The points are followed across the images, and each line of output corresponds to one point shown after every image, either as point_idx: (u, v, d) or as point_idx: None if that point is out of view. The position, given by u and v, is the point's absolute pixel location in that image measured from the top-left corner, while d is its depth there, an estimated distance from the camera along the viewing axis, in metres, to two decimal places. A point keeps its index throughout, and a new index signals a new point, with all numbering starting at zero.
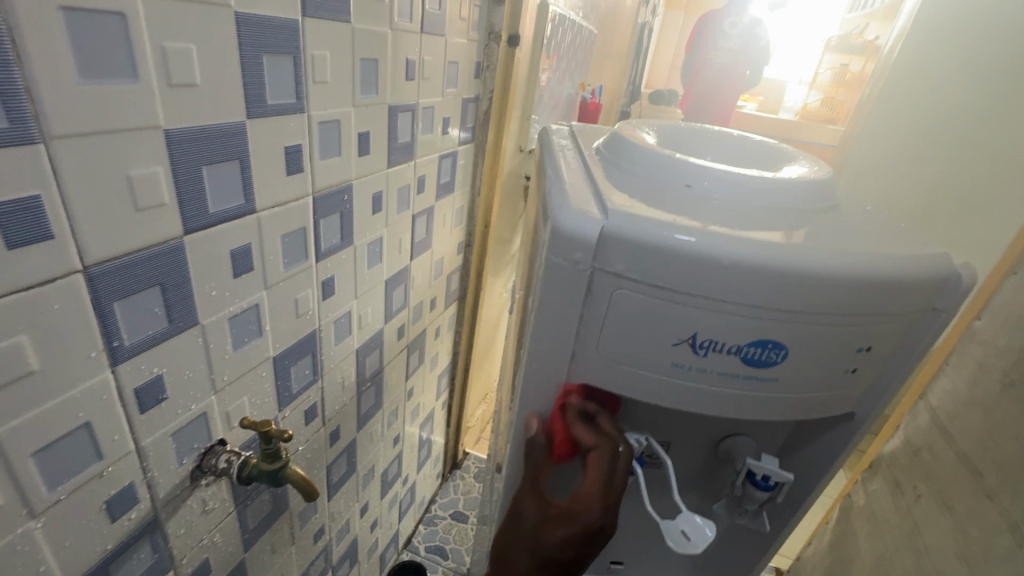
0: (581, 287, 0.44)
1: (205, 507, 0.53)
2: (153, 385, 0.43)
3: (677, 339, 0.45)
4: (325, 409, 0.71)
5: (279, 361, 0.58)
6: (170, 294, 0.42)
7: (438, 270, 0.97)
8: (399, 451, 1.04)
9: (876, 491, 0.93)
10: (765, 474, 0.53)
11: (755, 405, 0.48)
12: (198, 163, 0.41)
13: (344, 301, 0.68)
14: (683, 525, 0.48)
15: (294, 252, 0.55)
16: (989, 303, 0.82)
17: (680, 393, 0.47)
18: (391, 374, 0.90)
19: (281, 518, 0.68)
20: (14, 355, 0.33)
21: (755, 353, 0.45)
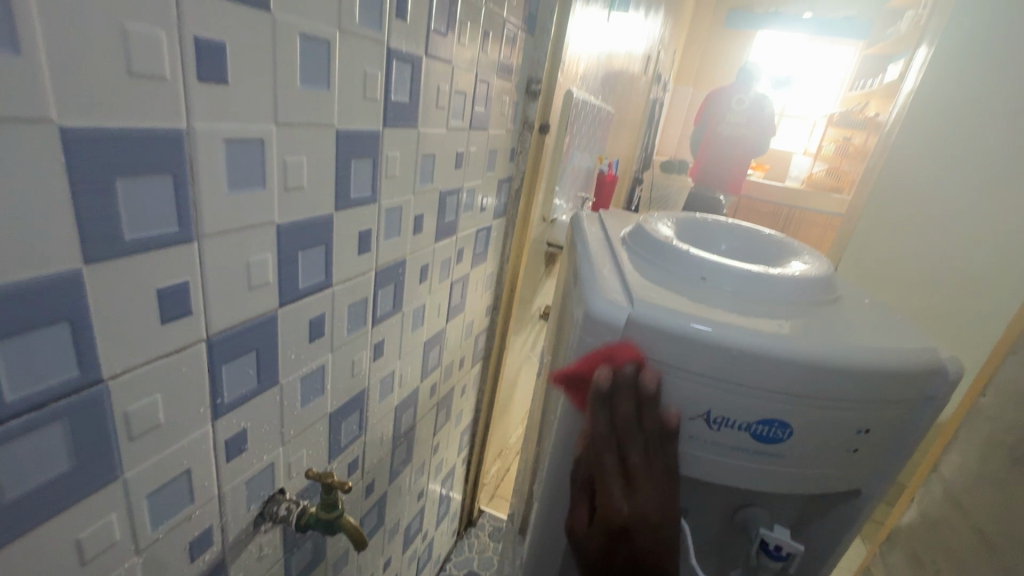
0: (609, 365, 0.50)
1: (260, 552, 0.58)
2: (238, 437, 0.49)
3: (692, 413, 0.50)
4: (365, 462, 0.76)
5: (333, 417, 0.64)
6: (262, 358, 0.49)
7: (468, 330, 1.04)
8: (422, 506, 1.07)
9: (895, 564, 0.94)
10: (777, 543, 0.56)
11: (763, 478, 0.53)
12: (296, 249, 0.49)
13: (389, 361, 0.74)
14: None
15: (356, 319, 0.63)
16: (992, 381, 0.86)
17: (695, 463, 0.52)
18: (422, 430, 0.95)
19: (318, 567, 0.71)
20: (149, 410, 0.39)
21: (763, 430, 0.50)
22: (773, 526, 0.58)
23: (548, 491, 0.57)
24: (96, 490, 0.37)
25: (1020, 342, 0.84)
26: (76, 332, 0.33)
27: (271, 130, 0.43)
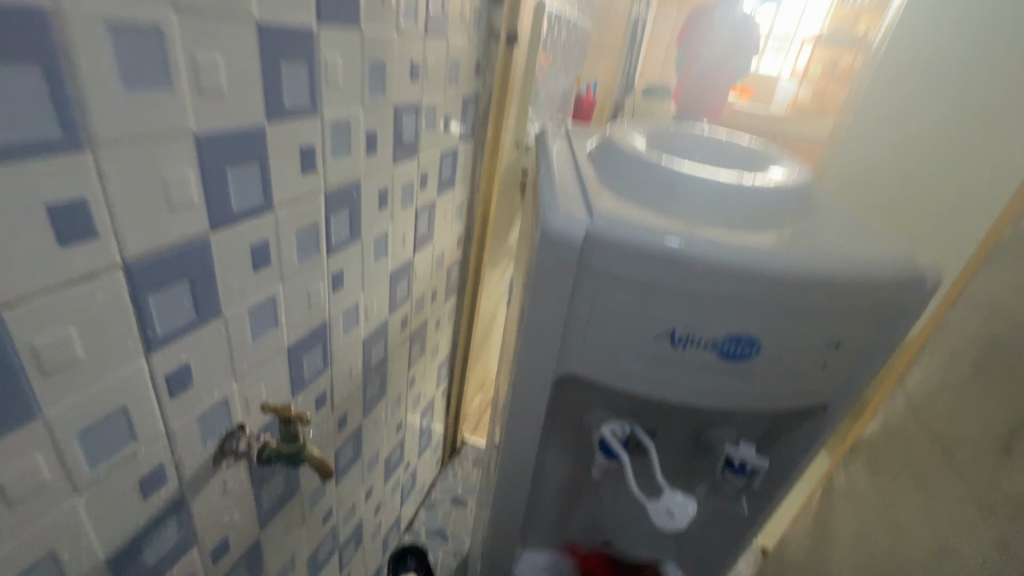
0: (568, 285, 0.47)
1: (225, 487, 0.56)
2: (181, 371, 0.46)
3: (657, 333, 0.48)
4: (334, 397, 0.74)
5: (293, 351, 0.61)
6: (198, 288, 0.45)
7: (439, 262, 1.00)
8: (402, 438, 1.08)
9: (855, 472, 0.99)
10: (742, 460, 0.55)
11: (728, 396, 0.52)
12: (223, 165, 0.44)
13: (352, 293, 0.71)
14: (667, 503, 0.51)
15: (307, 247, 0.58)
16: (960, 294, 0.86)
17: (659, 385, 0.51)
18: (395, 363, 0.93)
19: (293, 499, 0.71)
20: (62, 343, 0.35)
21: (729, 347, 0.48)
22: (739, 443, 0.57)
23: (517, 415, 0.56)
24: (13, 431, 0.34)
25: (993, 254, 0.82)
26: None
27: (171, 16, 0.36)
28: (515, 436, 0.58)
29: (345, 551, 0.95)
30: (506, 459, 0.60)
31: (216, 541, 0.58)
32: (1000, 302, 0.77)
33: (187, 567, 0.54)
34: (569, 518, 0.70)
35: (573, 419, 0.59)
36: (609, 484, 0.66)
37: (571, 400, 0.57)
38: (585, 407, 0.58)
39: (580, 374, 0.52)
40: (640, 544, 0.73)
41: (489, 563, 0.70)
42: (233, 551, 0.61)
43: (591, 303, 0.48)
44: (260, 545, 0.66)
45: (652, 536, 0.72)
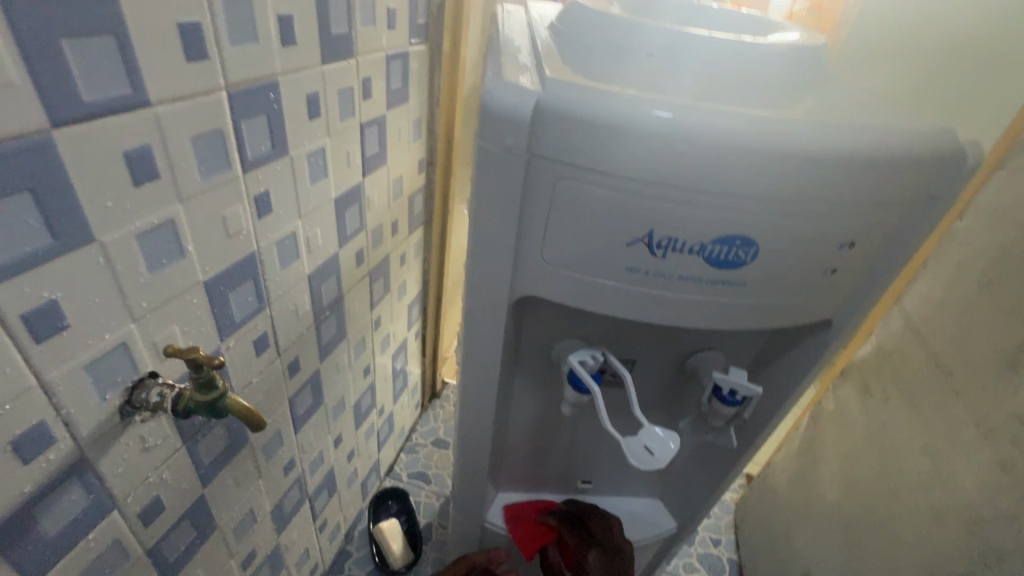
0: (519, 179, 0.38)
1: (145, 444, 0.49)
2: (46, 311, 0.37)
3: (632, 237, 0.40)
4: (278, 340, 0.66)
5: (213, 287, 0.52)
6: (49, 204, 0.35)
7: (398, 190, 0.89)
8: (371, 383, 1.02)
9: (845, 395, 0.95)
10: (731, 388, 0.48)
11: (715, 314, 0.44)
12: (54, 36, 0.33)
13: (286, 220, 0.61)
14: (646, 440, 0.45)
15: (213, 160, 0.48)
16: (972, 201, 0.78)
17: (636, 303, 0.43)
18: (354, 303, 0.85)
19: (242, 452, 0.65)
20: None
21: (720, 252, 0.40)
22: (728, 369, 0.51)
23: (477, 346, 0.49)
24: None
25: (1012, 153, 0.74)
26: None
27: None
28: (477, 370, 0.51)
29: (316, 500, 0.91)
30: (469, 397, 0.53)
31: (146, 501, 0.51)
32: (1018, 205, 0.69)
33: (111, 531, 0.48)
34: (544, 457, 0.65)
35: (541, 347, 0.53)
36: (584, 420, 0.60)
37: (535, 325, 0.51)
38: (554, 333, 0.51)
39: (543, 294, 0.45)
40: (621, 480, 0.68)
41: (459, 504, 0.66)
42: (171, 511, 0.55)
43: (551, 201, 0.39)
44: (206, 501, 0.61)
45: (634, 471, 0.67)
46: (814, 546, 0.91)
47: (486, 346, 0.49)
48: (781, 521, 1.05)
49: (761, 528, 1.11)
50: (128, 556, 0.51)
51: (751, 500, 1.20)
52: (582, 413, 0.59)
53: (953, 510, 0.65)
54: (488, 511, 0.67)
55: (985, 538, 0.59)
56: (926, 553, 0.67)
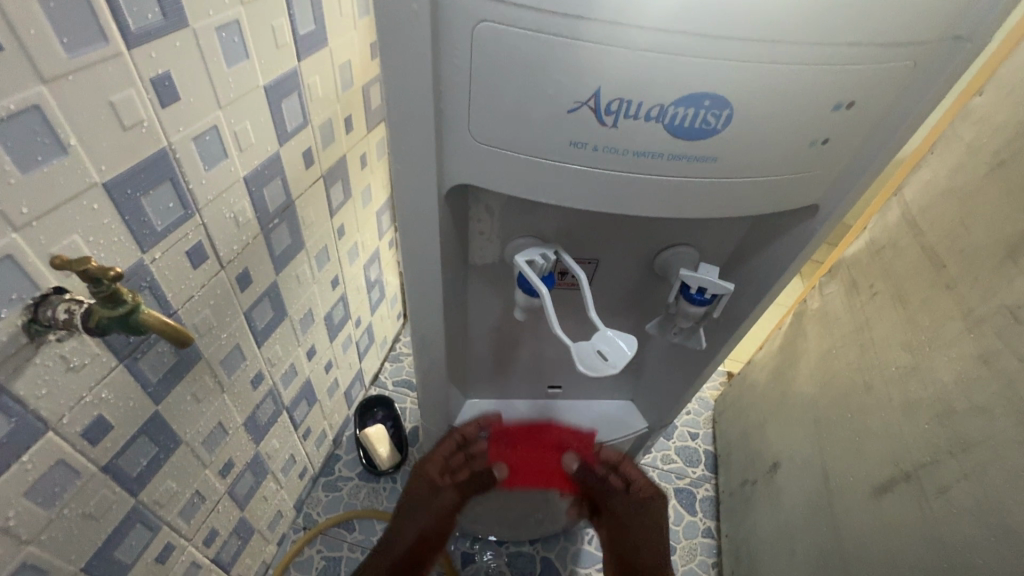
0: (428, 29, 0.32)
1: (69, 364, 0.45)
2: None
3: (575, 101, 0.33)
4: (218, 250, 0.60)
5: (117, 191, 0.46)
6: None
7: (347, 78, 0.78)
8: (343, 294, 0.98)
9: (831, 293, 0.92)
10: (699, 286, 0.44)
11: (678, 200, 0.38)
12: None
13: (202, 111, 0.52)
14: (599, 345, 0.41)
15: (79, 29, 0.39)
16: (999, 70, 0.69)
17: (585, 186, 0.38)
18: (309, 209, 0.78)
19: (195, 368, 0.62)
20: None
21: (684, 118, 0.34)
22: (699, 265, 0.46)
23: (418, 246, 0.44)
24: None
25: None
26: None
27: None
28: (423, 274, 0.46)
29: (295, 410, 0.92)
30: (419, 304, 0.49)
31: (88, 421, 0.49)
32: None
33: (51, 452, 0.46)
34: (509, 363, 0.62)
35: (493, 248, 0.48)
36: (544, 325, 0.57)
37: (484, 223, 0.45)
38: (505, 230, 0.46)
39: (481, 181, 0.39)
40: (592, 384, 0.67)
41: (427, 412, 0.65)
42: (122, 429, 0.53)
43: (471, 58, 0.33)
44: (163, 418, 0.59)
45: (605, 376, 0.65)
46: (785, 437, 0.94)
47: (429, 246, 0.44)
48: (756, 414, 1.08)
49: (737, 421, 1.15)
50: (79, 474, 0.50)
51: (730, 397, 1.23)
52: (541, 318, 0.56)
53: (924, 401, 0.64)
54: (457, 415, 0.66)
55: (955, 428, 0.59)
56: (891, 441, 0.67)
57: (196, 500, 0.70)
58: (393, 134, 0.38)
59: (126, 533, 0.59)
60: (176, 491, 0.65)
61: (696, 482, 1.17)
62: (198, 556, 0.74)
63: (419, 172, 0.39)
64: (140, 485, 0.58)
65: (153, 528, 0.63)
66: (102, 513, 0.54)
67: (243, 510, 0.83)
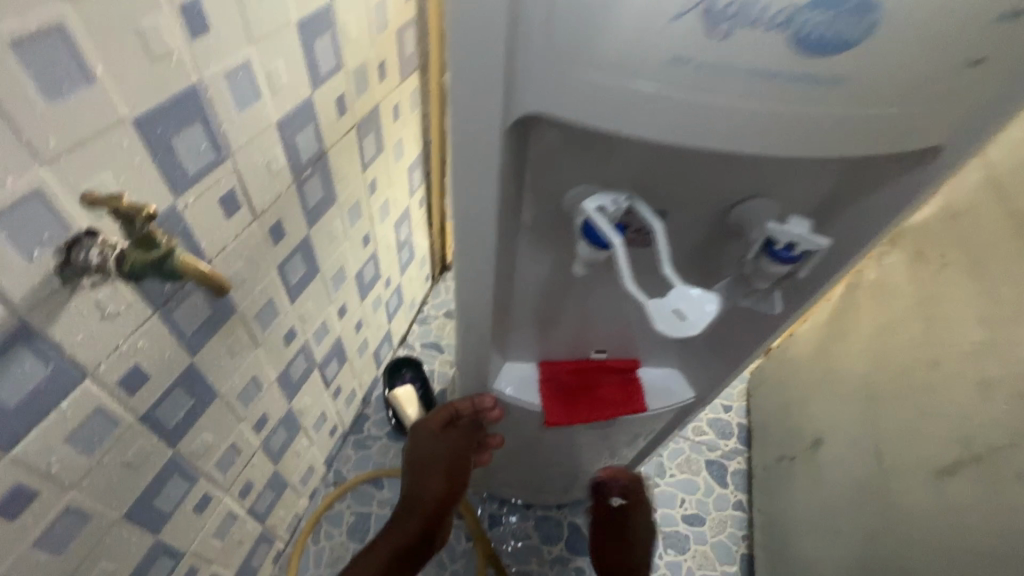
0: None
1: (104, 310, 0.44)
2: None
3: (682, 5, 0.28)
4: (252, 199, 0.58)
5: (148, 127, 0.43)
6: None
7: (381, 19, 0.73)
8: (373, 253, 0.95)
9: (891, 263, 0.86)
10: (788, 242, 0.39)
11: (787, 134, 0.33)
12: None
13: (233, 45, 0.49)
14: (677, 303, 0.37)
15: None
16: None
17: (680, 116, 0.33)
18: (341, 161, 0.74)
19: (230, 321, 0.60)
20: None
21: (816, 25, 0.28)
22: (786, 218, 0.41)
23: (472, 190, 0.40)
24: None
25: None
26: None
27: None
28: (476, 223, 0.42)
29: (327, 368, 0.91)
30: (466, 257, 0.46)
31: (124, 370, 0.48)
32: None
33: (90, 400, 0.45)
34: (555, 327, 0.59)
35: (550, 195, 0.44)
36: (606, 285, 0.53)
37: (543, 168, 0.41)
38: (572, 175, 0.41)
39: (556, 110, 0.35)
40: (638, 351, 0.63)
41: (465, 373, 0.62)
42: (159, 380, 0.52)
43: None
44: (198, 370, 0.58)
45: (653, 342, 0.62)
46: (831, 411, 0.90)
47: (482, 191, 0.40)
48: (797, 388, 1.04)
49: (775, 394, 1.11)
50: (118, 423, 0.49)
51: (767, 370, 1.18)
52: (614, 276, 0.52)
53: (1005, 378, 0.59)
54: (497, 377, 0.64)
55: None
56: (961, 419, 0.63)
57: (232, 452, 0.70)
58: (453, 57, 0.34)
59: (165, 483, 0.59)
60: (212, 444, 0.65)
61: (728, 455, 1.14)
62: (235, 507, 0.75)
63: (479, 102, 0.35)
64: (178, 436, 0.58)
65: (190, 478, 0.63)
66: (141, 462, 0.54)
67: (276, 464, 0.84)
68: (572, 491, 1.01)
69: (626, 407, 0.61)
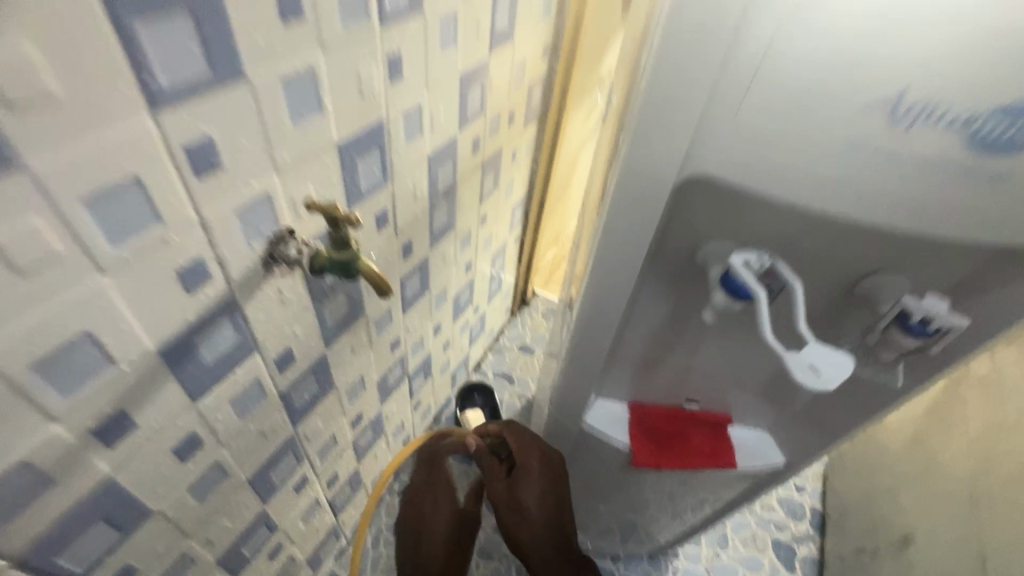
0: (728, 20, 0.34)
1: (282, 297, 0.52)
2: (206, 149, 0.37)
3: (874, 100, 0.35)
4: (397, 219, 0.66)
5: (344, 150, 0.51)
6: (206, 29, 0.33)
7: (520, 76, 0.83)
8: (471, 279, 1.02)
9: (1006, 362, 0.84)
10: (923, 315, 0.45)
11: (940, 211, 0.39)
12: None
13: (415, 89, 0.58)
14: (811, 359, 0.42)
15: (352, 7, 0.44)
16: None
17: (840, 194, 0.39)
18: (465, 193, 0.82)
19: (357, 322, 0.68)
20: (28, 71, 0.26)
21: (989, 128, 0.34)
22: (920, 295, 0.46)
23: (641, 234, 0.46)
24: None
25: None
26: None
27: None
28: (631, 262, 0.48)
29: (414, 380, 0.97)
30: None
31: (280, 349, 0.55)
32: None
33: (253, 370, 0.53)
34: (653, 373, 0.62)
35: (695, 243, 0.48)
36: (714, 329, 0.56)
37: (669, 215, 0.46)
38: (723, 223, 0.46)
39: (733, 164, 0.40)
40: (732, 407, 0.65)
41: (557, 403, 0.66)
42: (301, 363, 0.60)
43: (768, 51, 0.35)
44: (328, 361, 0.65)
45: (749, 399, 0.63)
46: (934, 519, 0.84)
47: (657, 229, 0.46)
48: (884, 480, 0.98)
49: (856, 483, 1.05)
50: (265, 395, 0.56)
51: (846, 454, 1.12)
52: (733, 321, 0.55)
53: None
54: (587, 412, 0.65)
55: None
56: None
57: (331, 442, 0.76)
58: (644, 117, 0.40)
59: (280, 458, 0.65)
60: (320, 430, 0.72)
61: (798, 539, 1.07)
62: (320, 495, 0.81)
63: (664, 167, 0.41)
64: (300, 417, 0.65)
65: (298, 458, 0.69)
66: (271, 433, 0.61)
67: (359, 463, 0.89)
68: (627, 545, 1.00)
69: (717, 460, 0.62)
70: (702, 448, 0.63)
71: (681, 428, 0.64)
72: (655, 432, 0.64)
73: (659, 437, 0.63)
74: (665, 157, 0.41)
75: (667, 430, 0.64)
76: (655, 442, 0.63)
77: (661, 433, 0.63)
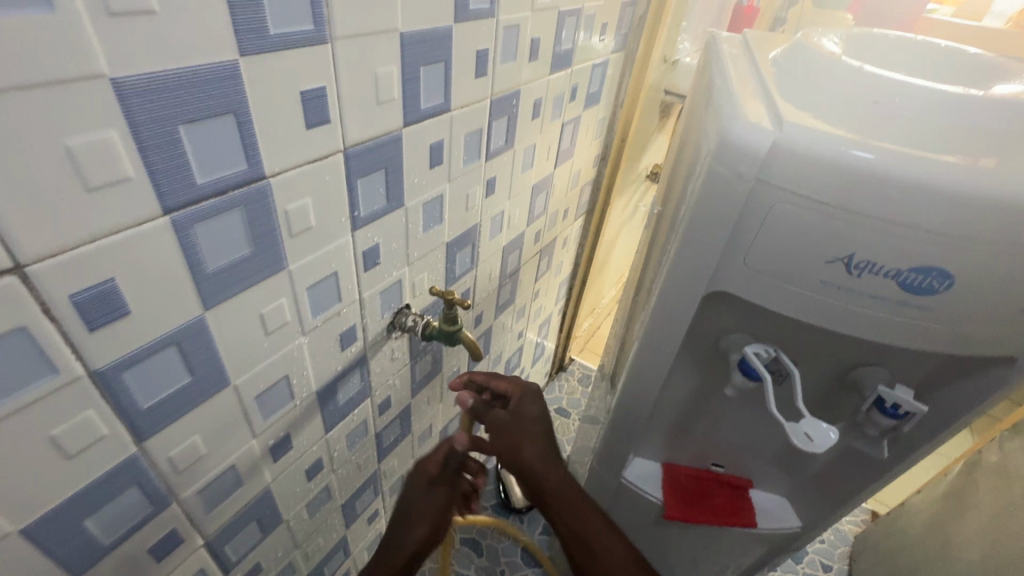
0: (739, 201, 0.49)
1: (392, 354, 0.67)
2: (372, 251, 0.54)
3: (834, 256, 0.49)
4: (475, 294, 0.82)
5: (450, 246, 0.68)
6: (390, 177, 0.51)
7: (575, 180, 1.01)
8: (521, 344, 1.16)
9: (1013, 452, 0.91)
10: (895, 402, 0.57)
11: (896, 332, 0.51)
12: (418, 64, 0.48)
13: (501, 199, 0.75)
14: (807, 428, 0.54)
15: (471, 151, 0.62)
16: None
17: (822, 315, 0.52)
18: (525, 274, 0.98)
19: (436, 377, 0.82)
20: (303, 213, 0.43)
21: (914, 279, 0.48)
22: (894, 386, 0.58)
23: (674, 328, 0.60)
24: (268, 277, 0.43)
25: None
26: (239, 125, 0.35)
27: None
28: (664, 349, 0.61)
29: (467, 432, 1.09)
30: None
31: (383, 395, 0.70)
32: None
33: (364, 411, 0.67)
34: (682, 437, 0.74)
35: (717, 334, 0.62)
36: (735, 404, 0.68)
37: (697, 315, 0.60)
38: (739, 320, 0.60)
39: (741, 287, 0.54)
40: (753, 471, 0.75)
41: (598, 459, 0.77)
42: (393, 408, 0.74)
43: (765, 219, 0.49)
44: (411, 408, 0.79)
45: (768, 465, 0.73)
46: None
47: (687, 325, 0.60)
48: (905, 563, 1.01)
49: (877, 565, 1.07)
50: (366, 433, 0.70)
51: (870, 536, 1.15)
52: (752, 399, 0.67)
53: None
54: (625, 467, 0.75)
55: None
56: None
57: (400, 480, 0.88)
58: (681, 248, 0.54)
59: (365, 488, 0.78)
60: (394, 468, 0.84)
61: None
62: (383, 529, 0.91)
63: (692, 283, 0.55)
64: (384, 454, 0.78)
65: (375, 491, 0.81)
66: (363, 466, 0.74)
67: None
68: None
69: (739, 519, 0.72)
70: (724, 505, 0.73)
71: (706, 486, 0.74)
72: (683, 489, 0.74)
73: (686, 493, 0.73)
74: (692, 277, 0.55)
75: (694, 488, 0.74)
76: (682, 497, 0.73)
77: (688, 490, 0.74)
